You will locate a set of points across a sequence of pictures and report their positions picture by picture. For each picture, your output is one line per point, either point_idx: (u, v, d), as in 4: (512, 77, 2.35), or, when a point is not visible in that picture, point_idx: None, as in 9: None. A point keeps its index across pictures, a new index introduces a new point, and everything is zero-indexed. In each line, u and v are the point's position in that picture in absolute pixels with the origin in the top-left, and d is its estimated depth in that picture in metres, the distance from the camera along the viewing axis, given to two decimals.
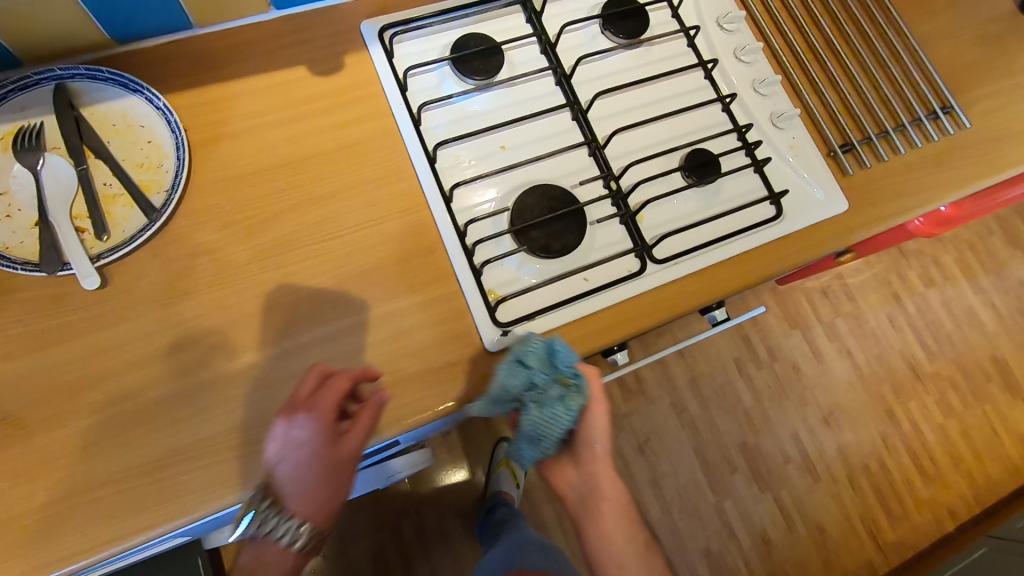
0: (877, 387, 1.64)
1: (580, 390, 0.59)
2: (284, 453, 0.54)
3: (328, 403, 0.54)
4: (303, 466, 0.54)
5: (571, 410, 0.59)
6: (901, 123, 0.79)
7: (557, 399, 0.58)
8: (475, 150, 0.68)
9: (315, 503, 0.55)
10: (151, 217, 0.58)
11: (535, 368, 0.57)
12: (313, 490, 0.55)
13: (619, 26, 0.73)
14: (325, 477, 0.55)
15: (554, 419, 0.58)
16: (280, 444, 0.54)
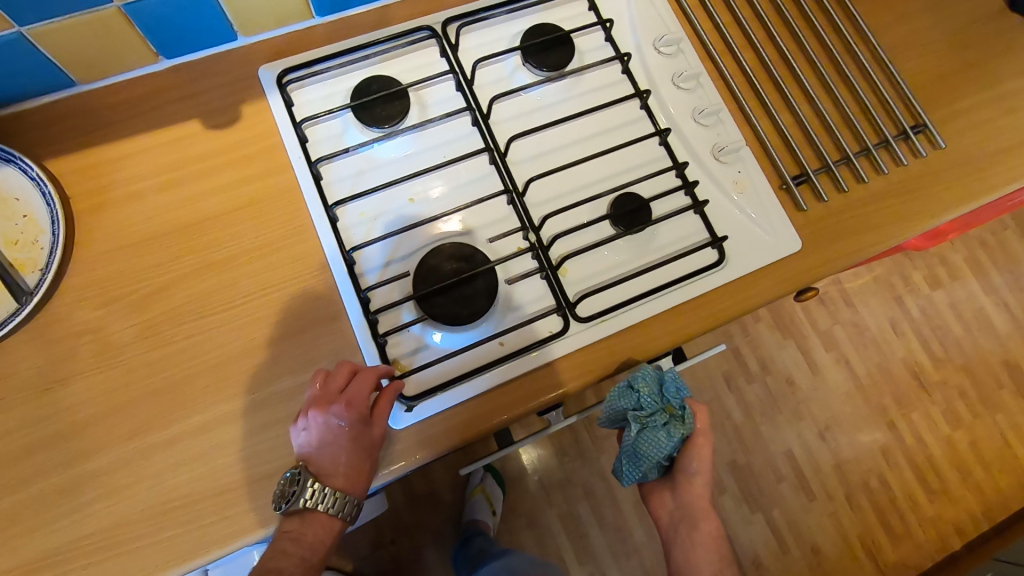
0: (879, 399, 1.53)
1: (686, 421, 0.59)
2: (317, 440, 0.54)
3: (360, 393, 0.54)
4: (337, 448, 0.55)
5: (670, 437, 0.58)
6: (865, 147, 0.71)
7: (661, 425, 0.59)
8: (380, 205, 0.63)
9: (347, 478, 0.55)
10: (24, 301, 0.56)
11: (643, 392, 0.59)
12: (349, 466, 0.55)
13: (541, 58, 0.67)
14: (362, 459, 0.55)
15: (646, 445, 0.59)
16: (309, 433, 0.54)
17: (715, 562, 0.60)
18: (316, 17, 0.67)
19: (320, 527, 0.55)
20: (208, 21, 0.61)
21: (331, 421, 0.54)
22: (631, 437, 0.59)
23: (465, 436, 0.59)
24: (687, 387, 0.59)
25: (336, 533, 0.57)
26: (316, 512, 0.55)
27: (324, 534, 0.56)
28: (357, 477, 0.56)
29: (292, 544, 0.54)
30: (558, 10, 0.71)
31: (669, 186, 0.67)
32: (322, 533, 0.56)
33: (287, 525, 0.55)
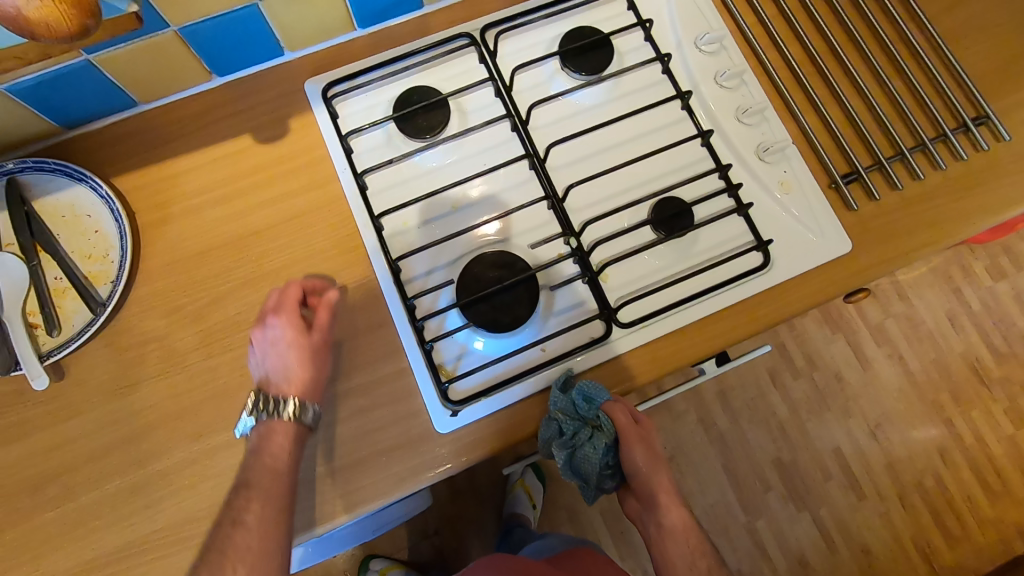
0: (936, 396, 1.47)
1: (603, 425, 0.58)
2: (263, 359, 0.57)
3: (287, 303, 0.58)
4: (283, 353, 0.57)
5: (598, 449, 0.58)
6: (921, 142, 0.68)
7: (586, 440, 0.58)
8: (424, 213, 0.64)
9: (288, 361, 0.57)
10: (98, 311, 0.59)
11: (562, 419, 0.58)
12: (294, 369, 0.57)
13: (579, 61, 0.67)
14: (301, 331, 0.57)
15: (582, 463, 0.59)
16: (261, 340, 0.58)
17: (691, 555, 0.60)
18: (358, 29, 0.69)
19: (275, 438, 0.55)
20: (256, 39, 0.64)
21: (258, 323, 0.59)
22: (564, 463, 0.59)
23: (507, 440, 0.60)
24: (598, 394, 0.57)
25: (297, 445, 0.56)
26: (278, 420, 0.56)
27: (279, 431, 0.55)
28: (299, 352, 0.57)
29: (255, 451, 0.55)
30: (597, 11, 0.70)
31: (712, 189, 0.66)
32: (272, 465, 0.54)
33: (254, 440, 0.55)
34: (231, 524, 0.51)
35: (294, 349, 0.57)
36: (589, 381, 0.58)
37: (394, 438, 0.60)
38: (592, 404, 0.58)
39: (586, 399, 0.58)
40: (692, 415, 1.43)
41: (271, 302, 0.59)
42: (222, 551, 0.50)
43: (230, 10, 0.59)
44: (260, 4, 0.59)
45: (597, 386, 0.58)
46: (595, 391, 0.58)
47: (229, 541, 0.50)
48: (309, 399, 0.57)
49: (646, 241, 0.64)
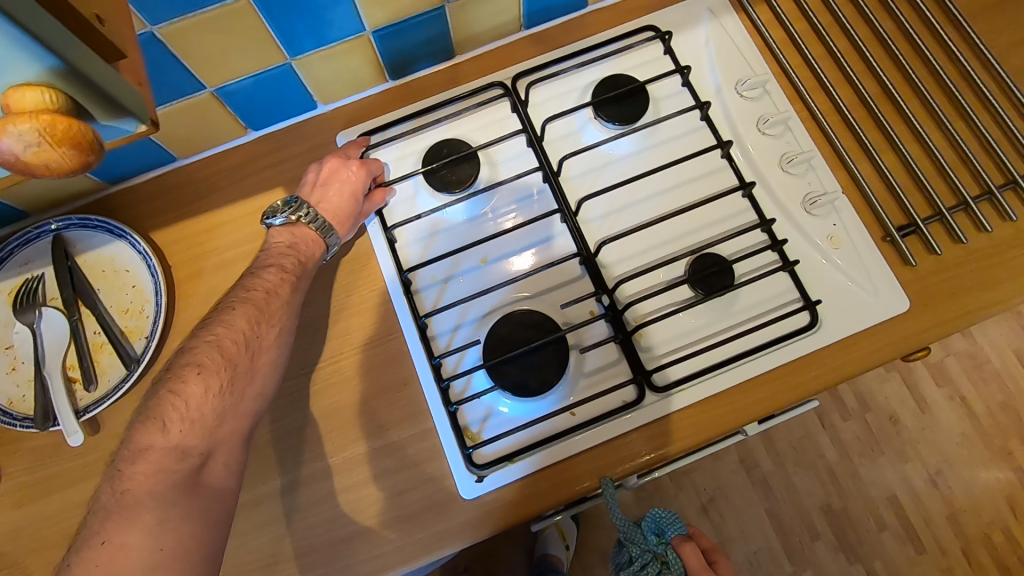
0: (1003, 441, 1.36)
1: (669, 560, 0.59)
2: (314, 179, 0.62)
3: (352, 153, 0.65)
4: (328, 178, 0.62)
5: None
6: (987, 190, 0.63)
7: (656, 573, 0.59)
8: (452, 268, 0.63)
9: (335, 204, 0.61)
10: (131, 367, 0.60)
11: (632, 546, 0.60)
12: (329, 201, 0.61)
13: (612, 110, 0.65)
14: (353, 195, 0.62)
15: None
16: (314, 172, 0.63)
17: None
18: (390, 80, 0.70)
19: (305, 238, 0.60)
20: (291, 95, 0.65)
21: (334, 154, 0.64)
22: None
23: (533, 508, 0.58)
24: (670, 524, 0.61)
25: (315, 253, 0.60)
26: (302, 227, 0.60)
27: (304, 237, 0.60)
28: (344, 209, 0.61)
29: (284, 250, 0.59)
30: (631, 57, 0.68)
31: (754, 243, 0.63)
32: (301, 261, 0.59)
33: (279, 241, 0.60)
34: (193, 374, 0.49)
35: (342, 201, 0.61)
36: (666, 511, 0.62)
37: (418, 500, 0.59)
38: (661, 536, 0.61)
39: (658, 531, 0.61)
40: (734, 455, 1.37)
41: (349, 151, 0.64)
42: (174, 399, 0.48)
43: (266, 70, 0.60)
44: (294, 62, 0.61)
45: (669, 518, 0.62)
46: (670, 520, 0.62)
47: (189, 386, 0.49)
48: (297, 300, 0.57)
49: (683, 300, 0.61)
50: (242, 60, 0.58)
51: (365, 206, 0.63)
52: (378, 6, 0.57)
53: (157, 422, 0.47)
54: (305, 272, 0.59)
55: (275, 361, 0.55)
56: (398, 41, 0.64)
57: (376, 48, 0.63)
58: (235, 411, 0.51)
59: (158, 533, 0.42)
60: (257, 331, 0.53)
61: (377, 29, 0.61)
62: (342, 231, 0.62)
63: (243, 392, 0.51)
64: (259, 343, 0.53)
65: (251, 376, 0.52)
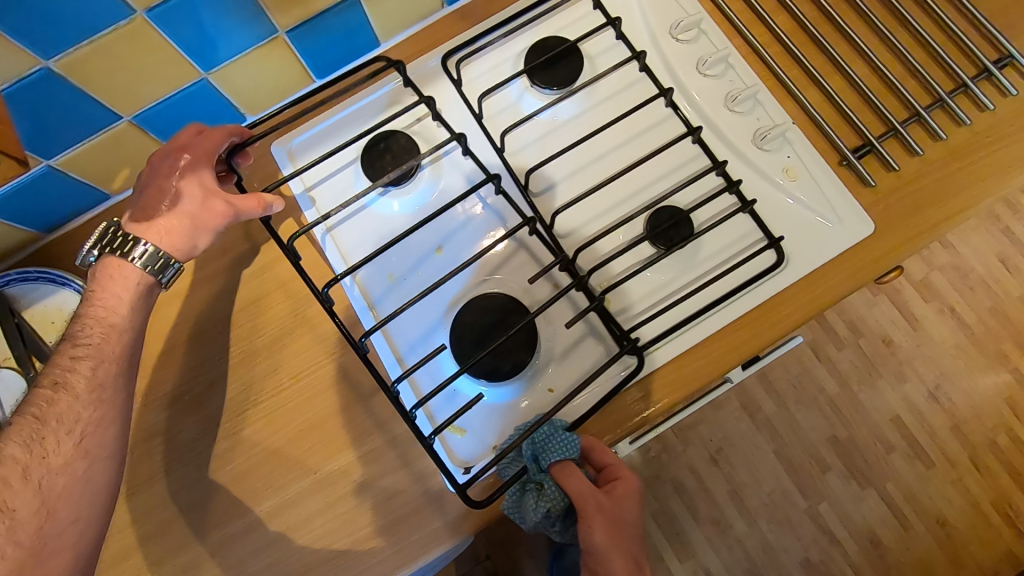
0: (996, 346, 1.37)
1: (548, 488, 0.52)
2: (147, 186, 0.53)
3: (204, 143, 0.55)
4: (163, 187, 0.52)
5: (536, 509, 0.52)
6: (937, 98, 0.62)
7: (529, 491, 0.52)
8: (407, 262, 0.61)
9: (166, 218, 0.52)
10: None
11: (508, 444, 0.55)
12: (164, 219, 0.52)
13: (548, 76, 0.63)
14: (197, 209, 0.52)
15: (520, 515, 0.53)
16: (149, 176, 0.53)
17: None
18: (317, 79, 0.67)
19: (113, 280, 0.51)
20: (215, 110, 0.63)
21: (175, 150, 0.54)
22: (508, 508, 0.54)
23: None
24: (537, 452, 0.52)
25: (138, 296, 0.52)
26: (120, 266, 0.51)
27: (119, 281, 0.51)
28: (182, 226, 0.52)
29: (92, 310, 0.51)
30: (559, 17, 0.66)
31: (712, 189, 0.61)
32: (110, 321, 0.51)
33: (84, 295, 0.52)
34: None
35: (172, 210, 0.52)
36: (544, 430, 0.53)
37: (409, 501, 0.58)
38: (540, 464, 0.52)
39: (535, 457, 0.52)
40: (735, 402, 1.37)
41: (192, 143, 0.55)
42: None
43: (181, 89, 0.58)
44: (209, 77, 0.58)
45: (549, 439, 0.52)
46: (549, 443, 0.52)
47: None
48: (112, 381, 0.50)
49: (647, 258, 0.60)
50: (154, 83, 0.55)
51: (208, 203, 0.53)
52: (286, 4, 0.54)
53: None
54: (114, 335, 0.51)
55: (85, 475, 0.48)
56: (316, 38, 0.61)
57: (294, 48, 0.61)
58: (41, 552, 0.45)
59: None
60: (39, 456, 0.46)
61: (291, 30, 0.58)
62: (177, 246, 0.52)
63: (39, 532, 0.45)
64: (49, 462, 0.46)
65: (48, 513, 0.46)
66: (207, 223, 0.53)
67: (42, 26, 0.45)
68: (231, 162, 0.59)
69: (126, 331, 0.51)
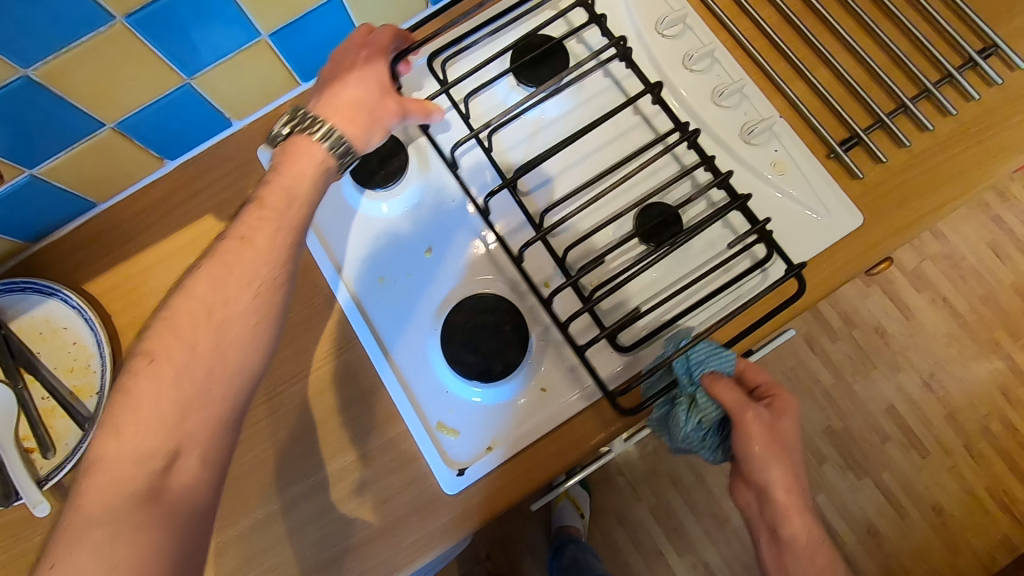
0: (988, 333, 1.38)
1: (704, 401, 0.53)
2: (319, 87, 0.53)
3: (381, 43, 0.55)
4: (344, 81, 0.52)
5: (685, 420, 0.53)
6: (923, 88, 0.62)
7: (679, 404, 0.54)
8: (397, 265, 0.61)
9: (346, 106, 0.51)
10: (85, 428, 0.58)
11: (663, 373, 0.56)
12: (341, 108, 0.51)
13: (534, 75, 0.63)
14: (369, 100, 0.52)
15: (670, 429, 0.55)
16: (329, 76, 0.53)
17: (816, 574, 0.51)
18: (302, 83, 0.67)
19: (301, 151, 0.49)
20: (200, 116, 0.62)
21: (347, 51, 0.54)
22: (654, 421, 0.57)
23: (520, 491, 0.57)
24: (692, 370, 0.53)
25: (327, 170, 0.49)
26: (303, 142, 0.49)
27: (305, 158, 0.49)
28: (358, 114, 0.51)
29: (280, 175, 0.48)
30: (544, 15, 0.66)
31: (701, 184, 0.61)
32: (290, 187, 0.47)
33: (274, 166, 0.49)
34: (145, 365, 0.42)
35: (351, 99, 0.51)
36: (703, 348, 0.53)
37: (405, 505, 0.58)
38: (693, 378, 0.53)
39: (687, 371, 0.53)
40: None
41: (362, 41, 0.55)
42: (124, 400, 0.41)
43: (164, 95, 0.57)
44: (192, 82, 0.58)
45: (702, 356, 0.53)
46: (705, 358, 0.53)
47: (140, 379, 0.42)
48: (280, 246, 0.46)
49: (637, 255, 0.60)
50: (137, 89, 0.55)
51: (383, 101, 0.52)
52: (267, 6, 0.54)
53: (109, 428, 0.41)
54: (293, 202, 0.47)
55: (253, 336, 0.45)
56: (299, 41, 0.61)
57: (277, 51, 0.60)
58: (206, 398, 0.42)
59: (112, 552, 0.36)
60: (221, 299, 0.44)
61: (274, 32, 0.58)
62: (355, 134, 0.50)
63: (208, 379, 0.43)
64: (224, 314, 0.44)
65: (221, 355, 0.43)
66: (377, 114, 0.52)
67: (20, 33, 0.45)
68: (394, 69, 0.58)
69: (309, 204, 0.48)
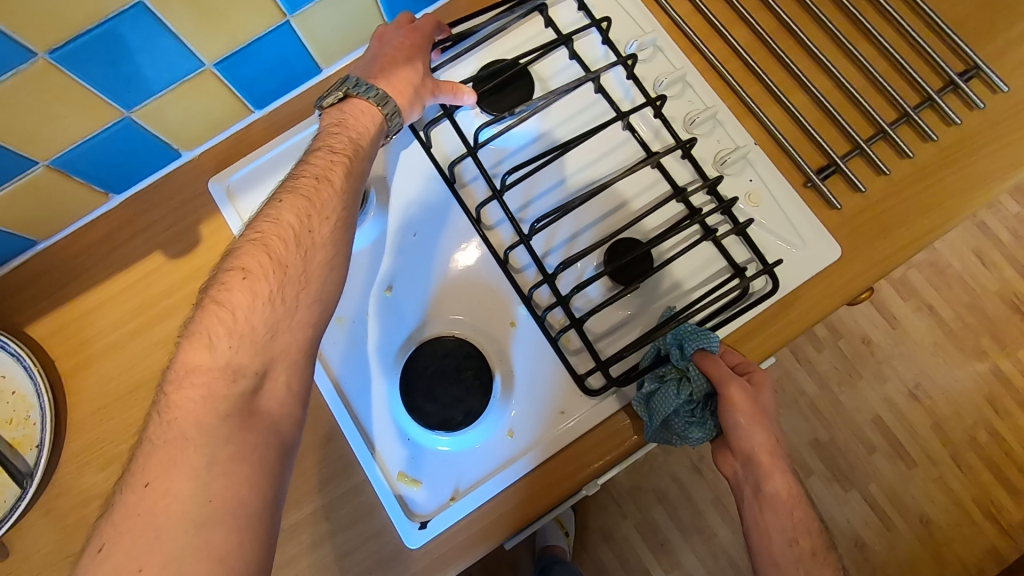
0: (974, 341, 1.37)
1: (695, 377, 0.50)
2: (371, 60, 0.56)
3: (426, 28, 0.58)
4: (394, 58, 0.55)
5: (677, 397, 0.50)
6: (902, 113, 0.60)
7: (670, 382, 0.50)
8: (354, 304, 0.58)
9: (394, 84, 0.54)
10: (25, 484, 0.54)
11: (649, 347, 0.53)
12: (390, 84, 0.54)
13: (498, 103, 0.61)
14: (413, 79, 0.55)
15: (656, 408, 0.51)
16: (378, 51, 0.56)
17: (790, 528, 0.50)
18: (255, 111, 0.63)
19: (361, 112, 0.53)
20: (145, 148, 0.59)
21: (392, 31, 0.57)
22: (640, 402, 0.52)
23: (487, 544, 0.54)
24: (685, 338, 0.50)
25: (379, 129, 0.53)
26: (358, 105, 0.53)
27: (365, 118, 0.53)
28: (405, 90, 0.54)
29: (339, 128, 0.51)
30: (510, 38, 0.63)
31: (673, 216, 0.59)
32: (356, 137, 0.51)
33: (330, 120, 0.52)
34: (239, 280, 0.43)
35: (402, 75, 0.54)
36: (692, 326, 0.51)
37: (364, 560, 0.54)
38: (683, 352, 0.51)
39: (678, 345, 0.51)
40: None
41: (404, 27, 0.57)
42: (219, 309, 0.42)
43: (103, 130, 0.54)
44: (133, 115, 0.54)
45: (690, 332, 0.51)
46: (696, 334, 0.51)
47: (234, 293, 0.42)
48: (351, 186, 0.49)
49: (608, 292, 0.57)
50: (71, 126, 0.51)
51: (428, 80, 0.56)
52: (208, 37, 0.51)
53: (202, 336, 0.41)
54: (357, 151, 0.51)
55: (333, 262, 0.47)
56: (248, 69, 0.57)
57: (225, 80, 0.57)
58: (291, 321, 0.44)
59: (206, 480, 0.36)
60: (307, 228, 0.46)
61: (219, 62, 0.55)
62: (403, 106, 0.54)
63: (298, 300, 0.44)
64: (313, 239, 0.46)
65: (306, 280, 0.45)
66: (421, 92, 0.56)
67: None
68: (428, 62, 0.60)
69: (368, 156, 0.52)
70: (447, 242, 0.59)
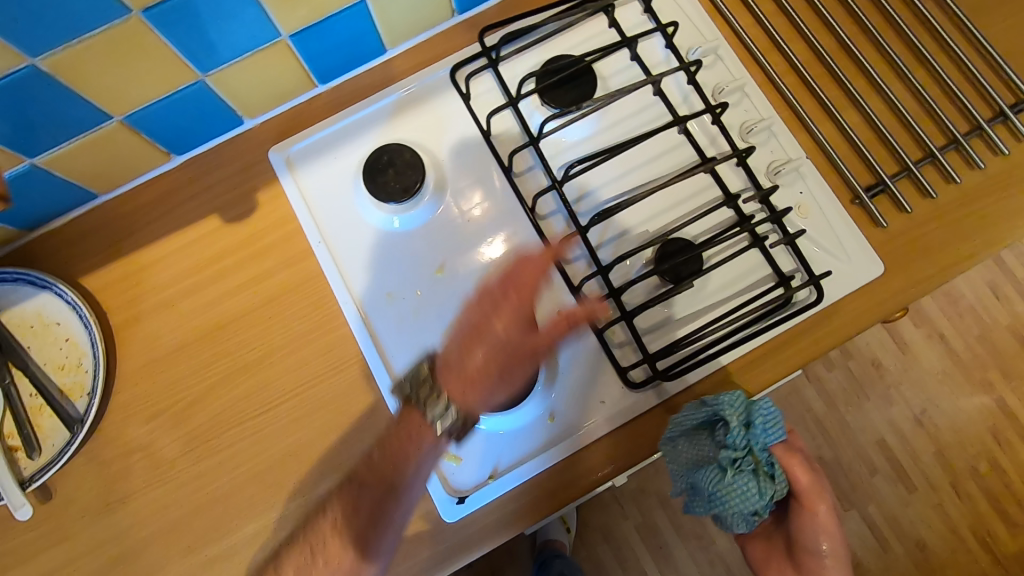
0: (982, 373, 1.38)
1: (779, 480, 0.51)
2: (460, 318, 0.56)
3: (530, 279, 0.54)
4: (478, 353, 0.54)
5: (742, 483, 0.51)
6: (952, 139, 0.61)
7: (740, 465, 0.51)
8: (407, 281, 0.60)
9: (471, 385, 0.54)
10: (75, 428, 0.56)
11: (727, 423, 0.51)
12: (466, 386, 0.54)
13: (559, 96, 0.61)
14: (489, 380, 0.54)
15: (714, 484, 0.51)
16: (470, 310, 0.55)
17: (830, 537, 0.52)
18: (319, 85, 0.64)
19: (412, 434, 0.53)
20: (212, 112, 0.60)
21: (500, 280, 0.54)
22: (696, 470, 0.52)
23: (521, 524, 0.55)
24: (773, 428, 0.50)
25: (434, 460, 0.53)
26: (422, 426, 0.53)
27: (413, 448, 0.52)
28: (478, 399, 0.54)
29: (365, 474, 0.53)
30: (574, 34, 0.64)
31: (723, 221, 0.60)
32: (392, 477, 0.52)
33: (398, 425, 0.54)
34: (328, 534, 0.52)
35: (477, 372, 0.54)
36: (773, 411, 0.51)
37: None
38: (765, 440, 0.51)
39: (747, 423, 0.51)
40: None
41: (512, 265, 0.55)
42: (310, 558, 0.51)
43: (177, 91, 0.55)
44: (207, 79, 0.56)
45: (776, 424, 0.51)
46: (767, 419, 0.51)
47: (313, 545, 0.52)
48: (404, 497, 0.52)
49: (654, 290, 0.58)
50: (149, 84, 0.53)
51: (514, 381, 0.55)
52: (290, 9, 0.52)
53: (306, 551, 0.52)
54: (385, 484, 0.52)
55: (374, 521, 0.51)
56: (320, 43, 0.59)
57: (297, 52, 0.58)
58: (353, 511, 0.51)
59: None
60: (346, 512, 0.51)
61: (294, 34, 0.56)
62: (472, 407, 0.53)
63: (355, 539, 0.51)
64: (358, 533, 0.51)
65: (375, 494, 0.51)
66: (505, 379, 0.54)
67: (41, 27, 0.43)
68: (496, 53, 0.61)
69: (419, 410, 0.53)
70: (501, 230, 0.60)
